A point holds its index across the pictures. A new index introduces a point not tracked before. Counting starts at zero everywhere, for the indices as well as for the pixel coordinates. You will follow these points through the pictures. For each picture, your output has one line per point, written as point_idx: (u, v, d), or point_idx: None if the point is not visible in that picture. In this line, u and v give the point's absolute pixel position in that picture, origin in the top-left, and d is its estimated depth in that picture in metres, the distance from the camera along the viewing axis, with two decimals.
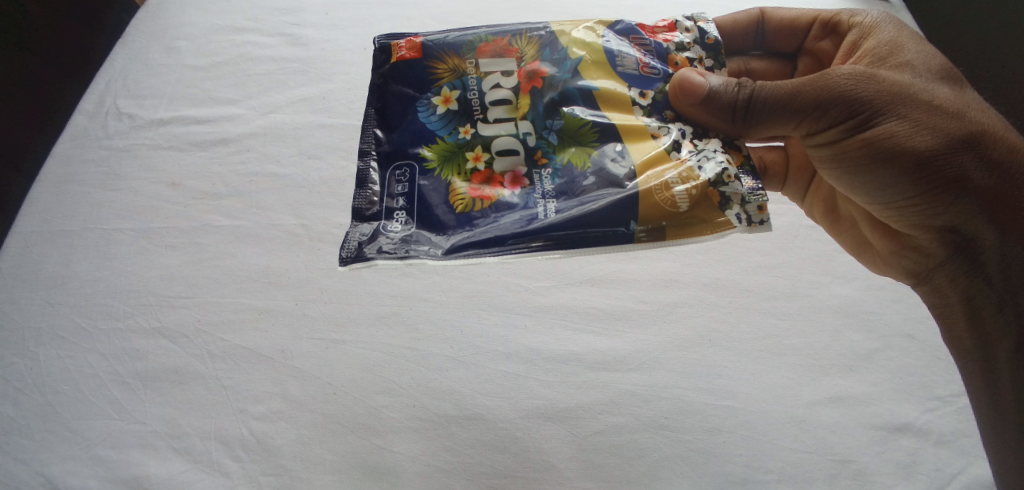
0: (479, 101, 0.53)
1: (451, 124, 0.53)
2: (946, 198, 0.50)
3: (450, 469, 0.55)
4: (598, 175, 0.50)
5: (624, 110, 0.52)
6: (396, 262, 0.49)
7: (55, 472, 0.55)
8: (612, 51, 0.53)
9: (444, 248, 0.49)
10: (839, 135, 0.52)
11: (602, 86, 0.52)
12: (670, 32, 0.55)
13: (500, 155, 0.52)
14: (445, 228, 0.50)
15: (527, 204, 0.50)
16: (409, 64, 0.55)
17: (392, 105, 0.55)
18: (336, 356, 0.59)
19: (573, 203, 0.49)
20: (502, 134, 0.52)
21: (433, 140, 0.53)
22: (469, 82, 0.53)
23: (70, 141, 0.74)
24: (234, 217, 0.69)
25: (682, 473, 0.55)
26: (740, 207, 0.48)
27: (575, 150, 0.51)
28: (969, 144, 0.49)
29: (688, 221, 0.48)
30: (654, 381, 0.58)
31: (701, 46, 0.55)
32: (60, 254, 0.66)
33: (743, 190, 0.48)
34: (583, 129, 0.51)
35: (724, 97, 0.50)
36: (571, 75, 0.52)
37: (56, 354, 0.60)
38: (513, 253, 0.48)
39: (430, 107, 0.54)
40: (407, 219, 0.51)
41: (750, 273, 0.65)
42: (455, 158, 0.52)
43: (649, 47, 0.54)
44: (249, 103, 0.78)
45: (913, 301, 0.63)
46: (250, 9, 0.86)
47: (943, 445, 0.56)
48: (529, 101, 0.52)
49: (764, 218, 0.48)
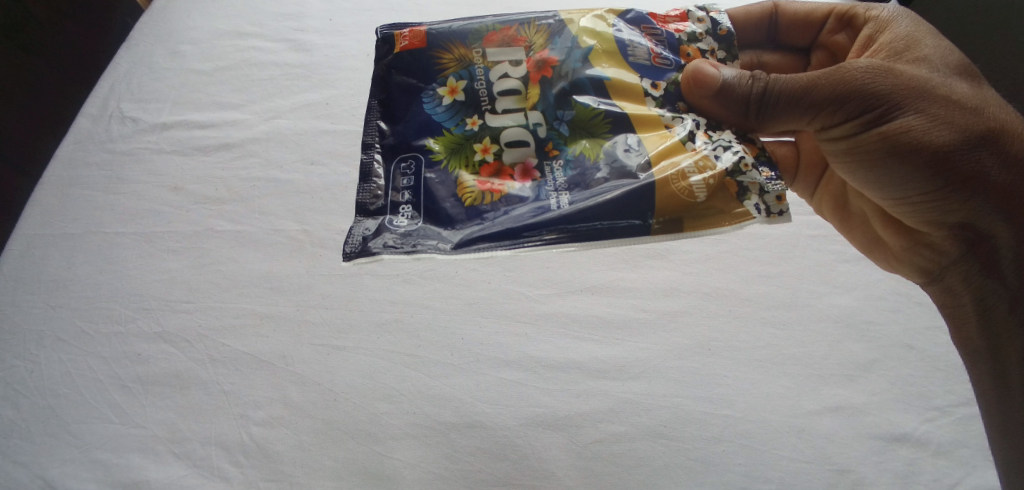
0: (487, 92, 0.53)
1: (457, 116, 0.53)
2: (962, 194, 0.51)
3: (450, 476, 0.55)
4: (611, 167, 0.50)
5: (636, 101, 0.52)
6: (402, 256, 0.49)
7: (54, 475, 0.55)
8: (624, 41, 0.53)
9: (453, 242, 0.49)
10: (855, 130, 0.53)
11: (614, 76, 0.52)
12: (682, 23, 0.56)
13: (509, 146, 0.52)
14: (454, 223, 0.50)
15: (539, 197, 0.50)
16: (415, 55, 0.55)
17: (396, 96, 0.55)
18: (337, 363, 0.60)
19: (584, 196, 0.49)
20: (511, 125, 0.53)
21: (440, 132, 0.53)
22: (476, 72, 0.54)
23: (74, 145, 0.74)
24: (236, 222, 0.69)
25: (681, 482, 0.55)
26: (758, 197, 0.49)
27: (587, 141, 0.52)
28: (985, 140, 0.51)
29: (707, 212, 0.49)
30: (654, 389, 0.58)
31: (712, 37, 0.56)
32: (62, 258, 0.66)
33: (761, 179, 0.49)
34: (595, 119, 0.52)
35: (736, 90, 0.51)
36: (582, 63, 0.53)
37: (56, 358, 0.60)
38: (527, 246, 0.49)
39: (436, 98, 0.54)
40: (414, 213, 0.51)
41: (750, 282, 0.65)
42: (463, 150, 0.53)
43: (661, 38, 0.54)
44: (252, 108, 0.78)
45: (913, 311, 0.64)
46: (255, 14, 0.87)
47: (941, 456, 0.56)
48: (539, 90, 0.53)
49: (783, 209, 0.48)
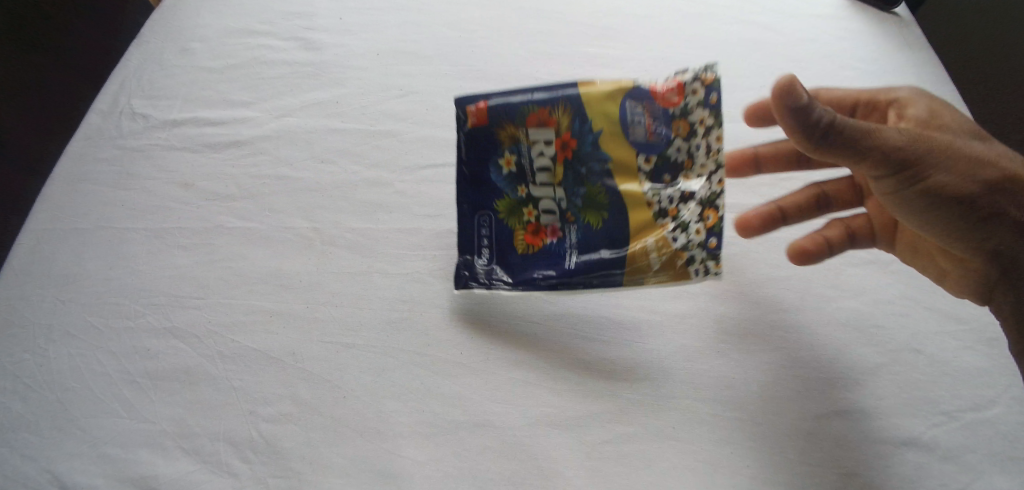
0: (531, 168, 0.64)
1: (512, 184, 0.65)
2: (988, 227, 0.57)
3: (459, 475, 0.55)
4: (606, 236, 0.63)
5: (632, 181, 0.63)
6: (481, 291, 0.63)
7: (63, 469, 0.55)
8: (627, 119, 0.63)
9: (503, 280, 0.64)
10: (911, 155, 0.55)
11: (615, 158, 0.63)
12: (678, 95, 0.63)
13: (549, 212, 0.64)
14: (514, 269, 0.64)
15: (557, 254, 0.64)
16: (476, 121, 0.64)
17: (467, 164, 0.65)
18: (347, 360, 0.60)
19: (595, 259, 0.63)
20: (545, 194, 0.64)
21: (501, 197, 0.65)
22: (524, 149, 0.64)
23: (85, 140, 0.74)
24: (246, 219, 0.69)
25: (690, 482, 0.54)
26: (698, 262, 0.61)
27: (594, 211, 0.64)
28: (1006, 188, 0.57)
29: (662, 274, 0.61)
30: (662, 391, 0.59)
31: (704, 106, 0.62)
32: (72, 253, 0.66)
33: (704, 249, 0.60)
34: (599, 195, 0.63)
35: (814, 114, 0.52)
36: (595, 147, 0.63)
37: (67, 352, 0.61)
38: (540, 289, 0.63)
39: (498, 169, 0.64)
40: (490, 256, 0.65)
41: (758, 285, 0.66)
42: (517, 211, 0.65)
43: (656, 115, 0.63)
44: (262, 106, 0.78)
45: (920, 316, 0.64)
46: (265, 13, 0.87)
47: (950, 460, 0.56)
48: (562, 169, 0.64)
49: (718, 271, 0.60)
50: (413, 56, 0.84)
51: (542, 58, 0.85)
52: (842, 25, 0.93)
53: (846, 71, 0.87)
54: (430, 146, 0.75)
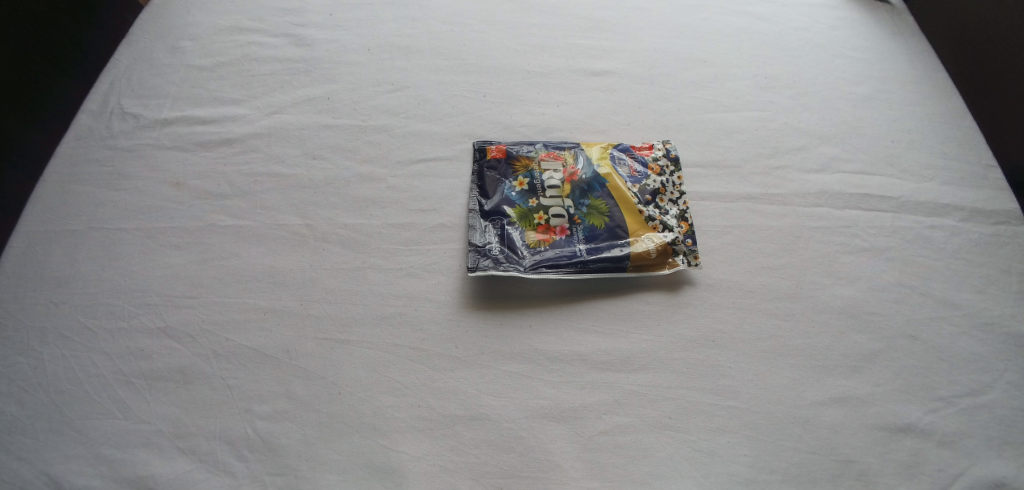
0: (543, 187, 0.70)
1: (524, 198, 0.69)
2: None
3: (455, 470, 0.54)
4: (613, 234, 0.67)
5: (626, 202, 0.69)
6: (491, 272, 0.64)
7: (58, 471, 0.54)
8: (616, 156, 0.73)
9: (519, 265, 0.64)
10: None
11: (614, 181, 0.70)
12: (650, 150, 0.74)
13: (558, 216, 0.68)
14: (524, 255, 0.65)
15: (569, 245, 0.66)
16: (497, 160, 0.72)
17: (483, 183, 0.71)
18: (342, 356, 0.60)
19: (605, 246, 0.66)
20: (555, 205, 0.69)
21: (514, 205, 0.68)
22: (537, 175, 0.71)
23: (75, 141, 0.74)
24: (239, 217, 0.69)
25: (687, 473, 0.54)
26: (683, 253, 0.66)
27: (598, 218, 0.68)
28: None
29: (656, 265, 0.65)
30: (658, 381, 0.59)
31: (668, 158, 0.74)
32: (64, 254, 0.66)
33: (684, 247, 0.67)
34: (601, 207, 0.69)
35: None
36: (595, 175, 0.71)
37: (61, 354, 0.60)
38: (558, 273, 0.64)
39: (511, 187, 0.70)
40: (501, 243, 0.66)
41: (753, 273, 0.65)
42: (528, 216, 0.68)
43: (636, 158, 0.73)
44: (253, 104, 0.78)
45: (916, 303, 0.64)
46: (255, 10, 0.88)
47: (947, 446, 0.57)
48: (570, 188, 0.70)
49: (699, 262, 0.66)
50: (404, 50, 0.84)
51: (533, 50, 0.85)
52: (833, 13, 0.93)
53: (838, 58, 0.87)
54: (422, 140, 0.75)
